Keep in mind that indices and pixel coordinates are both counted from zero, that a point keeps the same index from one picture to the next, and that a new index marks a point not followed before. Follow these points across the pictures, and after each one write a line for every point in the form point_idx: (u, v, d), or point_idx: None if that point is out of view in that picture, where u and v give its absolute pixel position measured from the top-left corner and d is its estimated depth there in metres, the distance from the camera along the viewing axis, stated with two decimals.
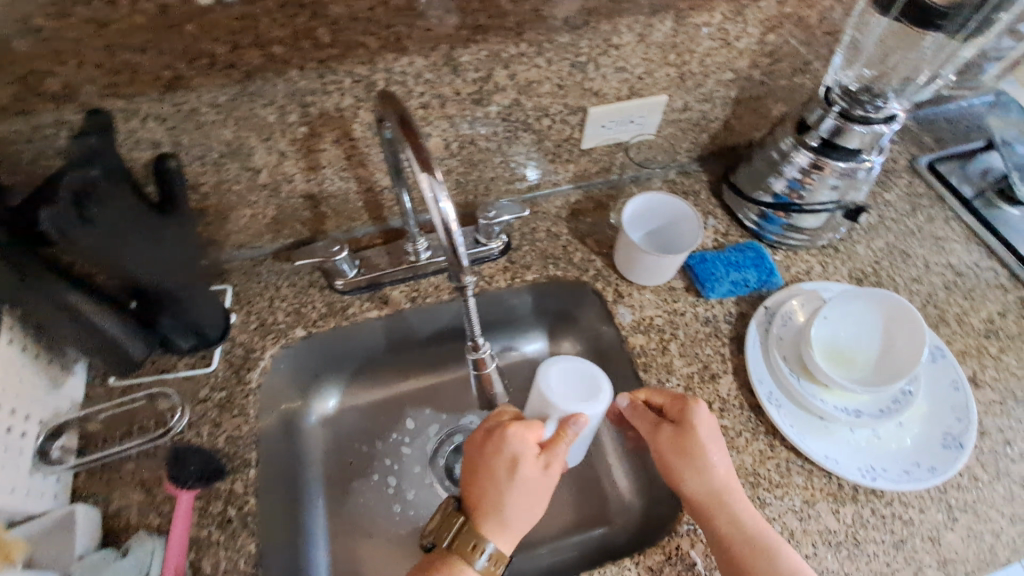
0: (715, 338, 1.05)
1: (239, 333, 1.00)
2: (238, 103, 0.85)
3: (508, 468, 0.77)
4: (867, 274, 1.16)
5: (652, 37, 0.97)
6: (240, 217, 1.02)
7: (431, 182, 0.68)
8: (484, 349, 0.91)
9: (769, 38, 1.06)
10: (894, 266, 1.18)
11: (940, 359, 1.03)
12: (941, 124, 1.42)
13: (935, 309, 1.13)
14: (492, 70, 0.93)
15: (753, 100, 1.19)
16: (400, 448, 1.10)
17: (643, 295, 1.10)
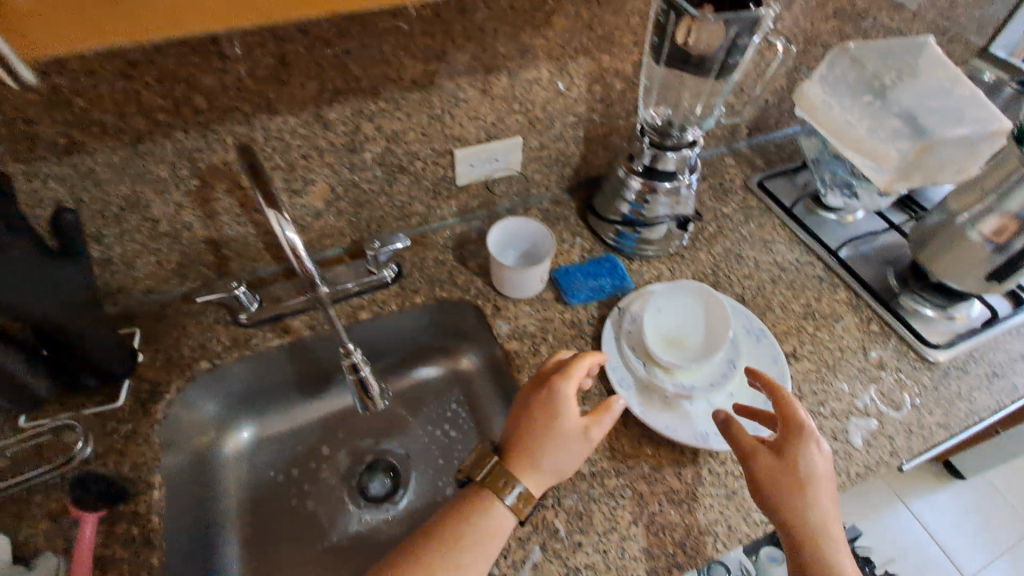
0: (577, 338, 0.84)
1: (254, 457, 0.88)
2: (133, 164, 0.67)
3: (551, 416, 0.66)
4: (755, 297, 0.91)
5: (496, 92, 0.80)
6: (146, 263, 0.80)
7: (275, 216, 0.55)
8: (356, 355, 0.68)
9: (599, 115, 0.93)
10: (790, 293, 0.92)
11: (779, 360, 0.81)
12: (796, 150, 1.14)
13: (838, 357, 0.86)
14: (360, 125, 0.75)
15: (604, 135, 0.98)
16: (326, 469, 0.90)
17: (519, 307, 0.87)
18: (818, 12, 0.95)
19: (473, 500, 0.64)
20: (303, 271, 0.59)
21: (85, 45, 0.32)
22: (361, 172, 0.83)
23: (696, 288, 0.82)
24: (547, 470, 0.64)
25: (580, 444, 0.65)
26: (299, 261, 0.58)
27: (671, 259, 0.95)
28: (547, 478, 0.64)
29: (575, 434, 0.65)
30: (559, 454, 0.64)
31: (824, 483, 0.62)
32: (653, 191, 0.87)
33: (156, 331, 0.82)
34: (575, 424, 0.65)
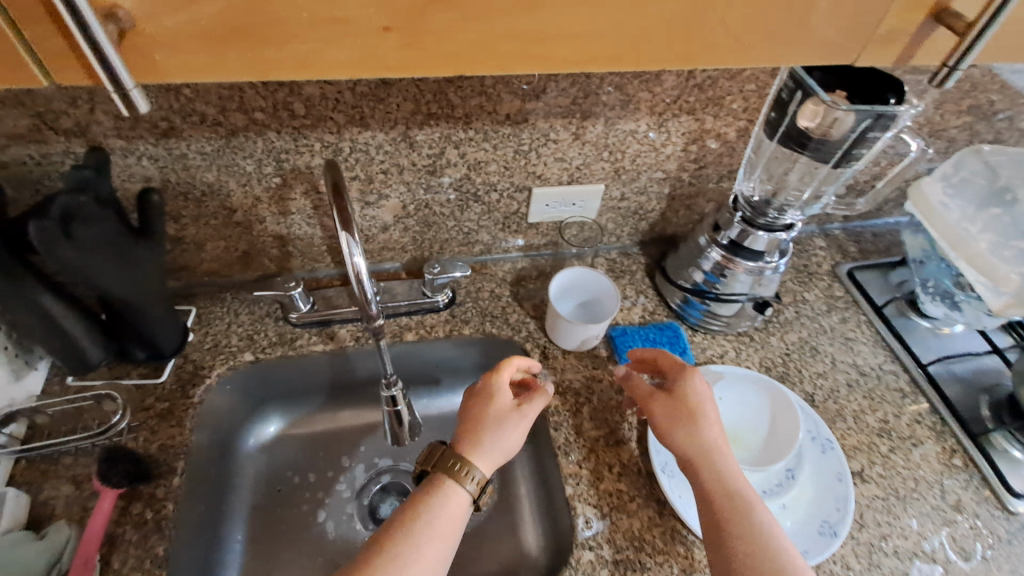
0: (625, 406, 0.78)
1: (274, 453, 0.86)
2: (223, 154, 0.69)
3: (494, 403, 0.68)
4: (824, 400, 0.83)
5: (586, 138, 0.77)
6: (215, 248, 0.81)
7: (346, 236, 0.49)
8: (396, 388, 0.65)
9: (687, 176, 0.89)
10: (865, 403, 0.84)
11: (842, 480, 0.73)
12: (893, 245, 1.06)
13: (914, 486, 0.76)
14: (444, 150, 0.74)
15: (688, 197, 0.93)
16: (340, 481, 0.88)
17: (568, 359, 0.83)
18: (949, 105, 0.87)
19: (429, 486, 0.62)
20: (362, 296, 0.53)
21: (206, 75, 0.36)
22: (435, 195, 0.81)
23: (766, 382, 0.73)
24: (491, 450, 0.65)
25: (516, 422, 0.67)
26: (358, 285, 0.52)
27: (739, 339, 0.88)
28: (495, 460, 0.65)
29: (507, 409, 0.68)
30: (498, 435, 0.66)
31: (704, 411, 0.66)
32: (731, 267, 0.80)
33: (210, 314, 0.83)
34: (508, 406, 0.68)
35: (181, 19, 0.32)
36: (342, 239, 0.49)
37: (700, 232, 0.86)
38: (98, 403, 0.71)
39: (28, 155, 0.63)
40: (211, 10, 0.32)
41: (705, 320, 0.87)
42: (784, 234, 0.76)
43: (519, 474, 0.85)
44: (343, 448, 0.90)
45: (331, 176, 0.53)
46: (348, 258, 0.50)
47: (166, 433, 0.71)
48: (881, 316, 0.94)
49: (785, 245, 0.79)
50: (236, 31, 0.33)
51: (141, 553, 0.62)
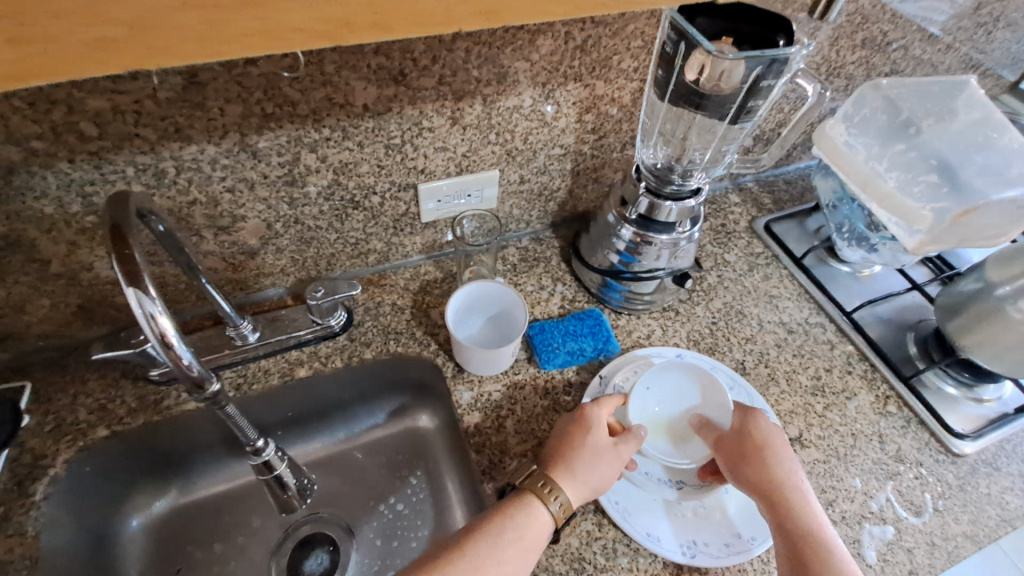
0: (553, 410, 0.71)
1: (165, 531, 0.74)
2: (4, 197, 0.54)
3: (597, 436, 0.61)
4: (757, 365, 0.80)
5: (465, 121, 0.68)
6: (37, 307, 0.66)
7: (134, 293, 0.39)
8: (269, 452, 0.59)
9: (588, 148, 0.81)
10: (796, 361, 0.81)
11: None
12: (808, 191, 1.03)
13: (852, 441, 0.74)
14: (299, 155, 0.63)
15: (594, 170, 0.86)
16: (250, 546, 0.75)
17: None
18: (843, 41, 0.84)
19: (512, 500, 0.57)
20: (178, 368, 0.42)
21: None
22: (302, 208, 0.70)
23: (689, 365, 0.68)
24: (582, 480, 0.58)
25: (609, 461, 0.60)
26: (169, 351, 0.41)
27: (664, 315, 0.83)
28: (581, 493, 0.58)
29: (603, 442, 0.61)
30: (592, 468, 0.59)
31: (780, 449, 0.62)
32: (645, 243, 0.74)
33: (50, 387, 0.69)
34: (606, 444, 0.60)
35: None
36: (127, 297, 0.38)
37: (607, 208, 0.79)
38: None
39: None
40: None
41: (627, 301, 0.81)
42: (693, 200, 0.70)
43: (452, 500, 0.77)
44: (250, 507, 0.77)
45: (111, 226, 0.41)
46: (145, 321, 0.39)
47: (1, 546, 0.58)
48: (803, 267, 0.91)
49: (697, 212, 0.73)
50: None
51: None
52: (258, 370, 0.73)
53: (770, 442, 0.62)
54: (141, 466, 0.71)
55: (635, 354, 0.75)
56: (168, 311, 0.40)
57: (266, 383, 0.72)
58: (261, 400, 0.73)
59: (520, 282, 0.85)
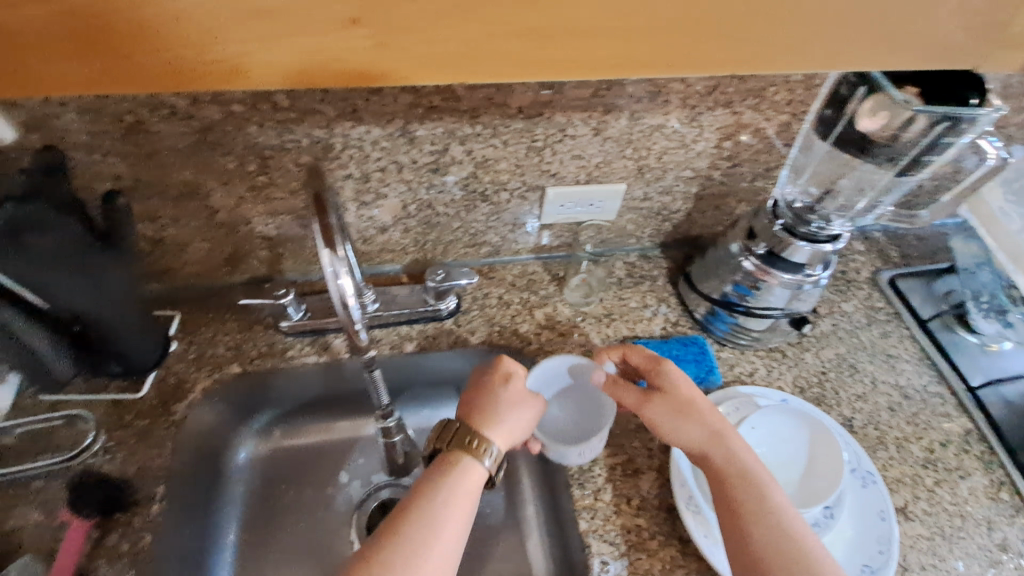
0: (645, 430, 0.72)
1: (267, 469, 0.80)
2: (200, 151, 0.61)
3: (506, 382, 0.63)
4: (862, 423, 0.76)
5: (608, 133, 0.69)
6: (196, 249, 0.74)
7: (329, 254, 0.42)
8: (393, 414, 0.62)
9: (717, 175, 0.80)
10: (906, 428, 0.76)
11: (883, 522, 0.66)
12: (938, 249, 0.97)
13: (962, 525, 0.69)
14: (448, 146, 0.66)
15: (717, 198, 0.84)
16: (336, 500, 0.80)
17: None
18: (1013, 100, 0.78)
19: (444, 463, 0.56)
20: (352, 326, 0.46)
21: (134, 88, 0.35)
22: (436, 194, 0.73)
23: (804, 413, 0.65)
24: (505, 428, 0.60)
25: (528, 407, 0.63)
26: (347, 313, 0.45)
27: (769, 355, 0.81)
28: (465, 499, 0.54)
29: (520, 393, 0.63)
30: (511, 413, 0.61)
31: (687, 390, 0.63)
32: (768, 279, 0.72)
33: (194, 321, 0.77)
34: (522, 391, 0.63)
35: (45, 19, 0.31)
36: (323, 256, 0.41)
37: (730, 239, 0.77)
38: (71, 422, 0.66)
39: None
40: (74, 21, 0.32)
41: (732, 334, 0.80)
42: (829, 246, 0.68)
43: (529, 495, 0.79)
44: (340, 464, 0.83)
45: (314, 187, 0.45)
46: (331, 279, 0.42)
47: (145, 455, 0.65)
48: (925, 329, 0.86)
49: (827, 259, 0.71)
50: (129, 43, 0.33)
51: None
52: (372, 338, 0.78)
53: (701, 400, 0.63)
54: (256, 402, 0.78)
55: (737, 391, 0.74)
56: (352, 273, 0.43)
57: (378, 352, 0.77)
58: (371, 366, 0.78)
59: (624, 297, 0.85)
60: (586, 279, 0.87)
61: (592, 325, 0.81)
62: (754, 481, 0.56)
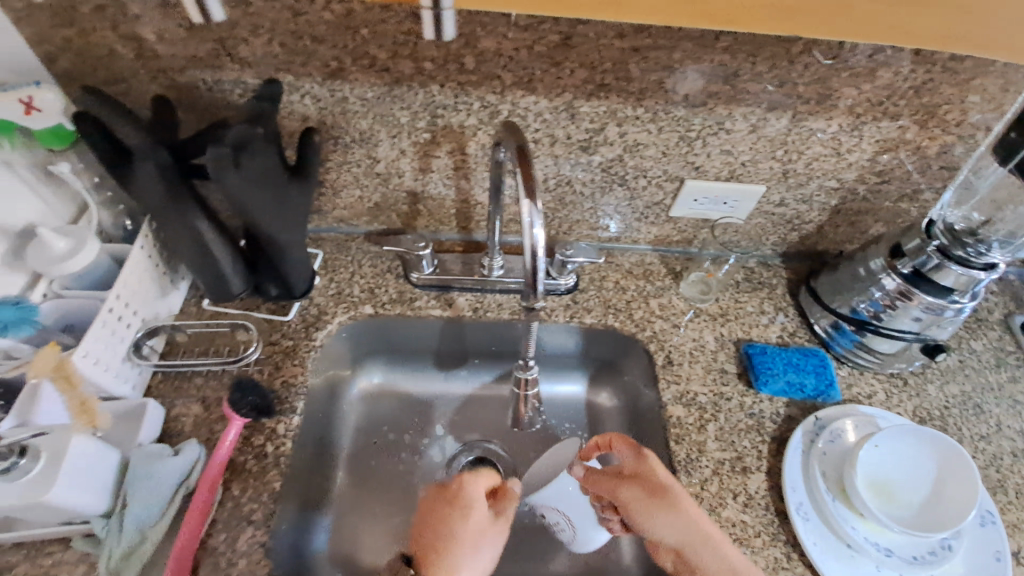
0: (755, 432, 0.72)
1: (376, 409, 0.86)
2: (383, 103, 0.66)
3: (465, 513, 0.58)
4: (988, 466, 0.72)
5: (764, 132, 0.69)
6: (348, 195, 0.80)
7: (529, 204, 0.48)
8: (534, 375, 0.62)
9: (861, 190, 0.78)
10: None
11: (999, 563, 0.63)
12: None
13: None
14: (606, 126, 0.69)
15: (855, 213, 0.82)
16: (434, 447, 0.85)
17: (696, 370, 0.77)
18: None
19: None
20: (530, 275, 0.50)
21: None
22: (579, 172, 0.76)
23: (938, 439, 0.64)
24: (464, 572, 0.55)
25: (495, 536, 0.58)
26: (533, 260, 0.49)
27: (889, 381, 0.79)
28: None
29: (481, 525, 0.58)
30: (472, 547, 0.56)
31: (670, 486, 0.58)
32: (907, 300, 0.71)
33: (335, 261, 0.83)
34: (484, 521, 0.58)
35: None
36: (526, 206, 0.47)
37: (869, 256, 0.76)
38: (233, 331, 0.73)
39: (202, 80, 0.63)
40: None
41: (854, 352, 0.79)
42: (985, 273, 0.66)
43: None
44: (440, 414, 0.87)
45: (516, 143, 0.51)
46: (528, 227, 0.47)
47: (289, 372, 0.71)
48: None
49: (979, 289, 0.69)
50: None
51: (260, 486, 0.62)
52: (493, 302, 0.82)
53: (682, 498, 0.58)
54: (379, 342, 0.85)
55: (856, 408, 0.73)
56: (544, 224, 0.48)
57: (497, 316, 0.81)
58: (489, 327, 0.82)
59: (740, 301, 0.84)
60: (705, 279, 0.86)
61: (706, 323, 0.82)
62: (716, 553, 0.56)
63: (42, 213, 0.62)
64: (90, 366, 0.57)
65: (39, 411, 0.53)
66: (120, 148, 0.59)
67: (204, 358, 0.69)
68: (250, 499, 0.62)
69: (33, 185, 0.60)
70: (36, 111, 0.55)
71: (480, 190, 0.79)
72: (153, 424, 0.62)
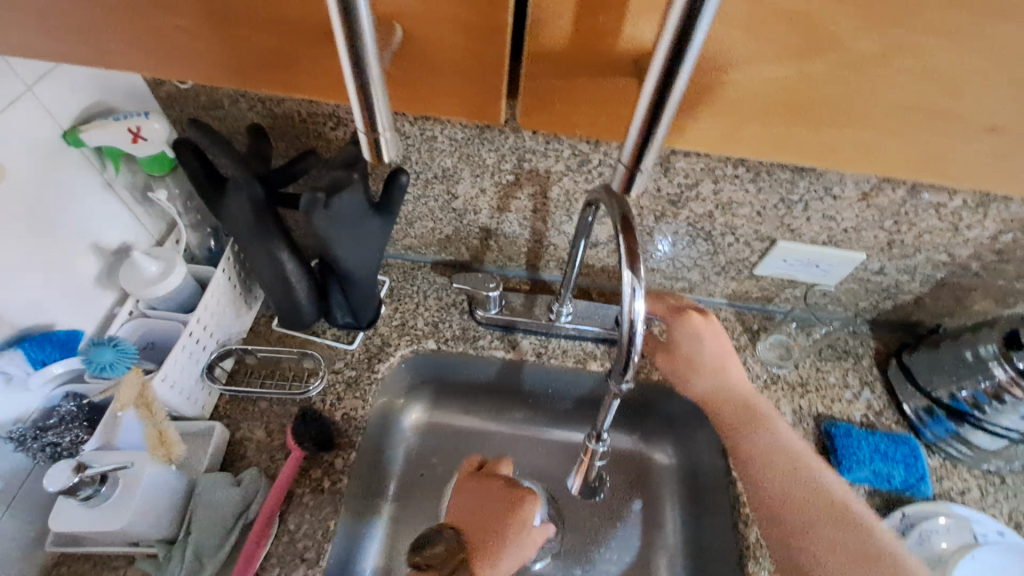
0: None
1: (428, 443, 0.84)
2: (471, 144, 0.65)
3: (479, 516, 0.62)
4: None
5: (875, 200, 0.63)
6: (420, 227, 0.79)
7: (631, 278, 0.47)
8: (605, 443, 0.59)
9: (974, 267, 0.71)
10: None
11: None
12: None
13: None
14: (700, 183, 0.65)
15: (962, 289, 0.75)
16: None
17: None
18: None
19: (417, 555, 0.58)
20: (622, 350, 0.49)
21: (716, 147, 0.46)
22: (664, 224, 0.72)
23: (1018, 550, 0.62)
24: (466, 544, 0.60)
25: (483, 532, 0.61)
26: (627, 336, 0.48)
27: (984, 477, 0.72)
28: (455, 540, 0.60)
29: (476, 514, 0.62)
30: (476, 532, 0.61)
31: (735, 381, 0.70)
32: (1017, 395, 0.64)
33: (402, 290, 0.82)
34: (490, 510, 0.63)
35: (712, 117, 0.44)
36: (627, 278, 0.46)
37: (979, 339, 0.69)
38: (300, 358, 0.73)
39: (297, 112, 0.63)
40: (731, 114, 0.43)
41: (946, 442, 0.72)
42: None
43: (673, 543, 0.77)
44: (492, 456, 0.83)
45: (619, 208, 0.49)
46: (629, 300, 0.47)
47: (350, 404, 0.70)
48: None
49: None
50: (783, 107, 0.42)
51: (315, 522, 0.62)
52: (558, 347, 0.79)
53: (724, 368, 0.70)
54: (436, 374, 0.82)
55: (949, 507, 0.67)
56: (645, 298, 0.47)
57: (561, 362, 0.78)
58: (551, 372, 0.79)
59: (823, 370, 0.79)
60: (787, 343, 0.81)
61: (785, 392, 0.76)
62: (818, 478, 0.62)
63: (135, 231, 0.64)
64: (167, 390, 0.58)
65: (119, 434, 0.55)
66: (213, 177, 0.59)
67: (270, 383, 0.70)
68: (303, 538, 0.61)
69: (130, 205, 0.62)
70: (141, 139, 0.56)
71: (555, 232, 0.76)
72: (212, 451, 0.62)
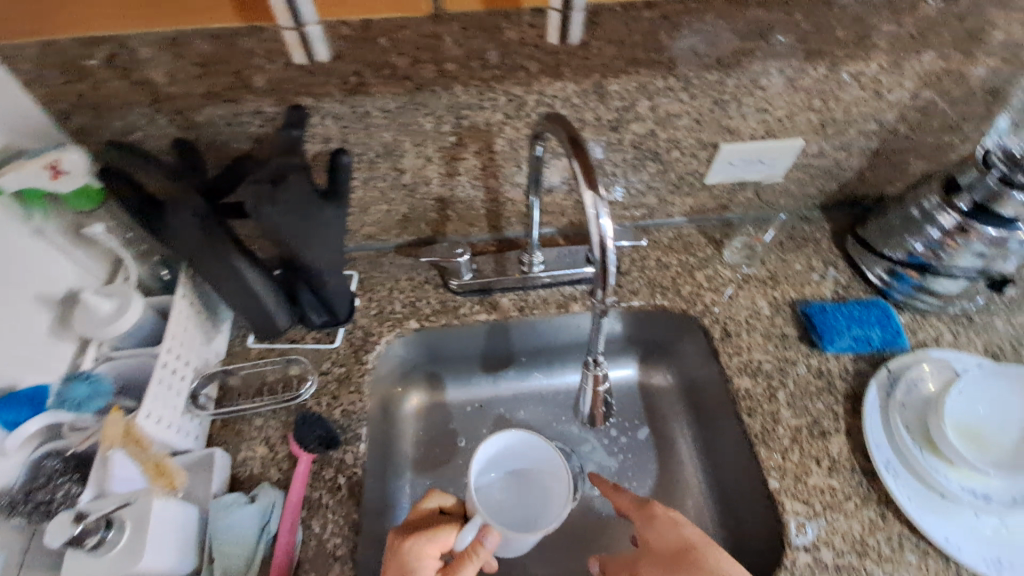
0: (827, 392, 0.70)
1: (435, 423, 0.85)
2: (405, 112, 0.64)
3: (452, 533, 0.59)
4: None
5: (800, 82, 0.66)
6: (375, 212, 0.78)
7: (593, 197, 0.48)
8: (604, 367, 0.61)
9: (903, 129, 0.75)
10: None
11: None
12: None
13: None
14: (636, 103, 0.66)
15: (897, 154, 0.79)
16: None
17: (756, 337, 0.75)
18: None
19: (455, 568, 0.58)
20: (601, 269, 0.50)
21: None
22: (611, 153, 0.73)
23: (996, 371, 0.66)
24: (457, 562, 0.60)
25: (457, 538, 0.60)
26: (602, 254, 0.49)
27: (953, 321, 0.77)
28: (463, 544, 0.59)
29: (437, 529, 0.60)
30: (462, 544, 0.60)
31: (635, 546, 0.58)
32: (966, 235, 0.68)
33: (372, 279, 0.81)
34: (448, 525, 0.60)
35: None
36: (588, 198, 0.47)
37: (921, 195, 0.73)
38: (284, 367, 0.71)
39: (219, 116, 0.61)
40: None
41: (912, 297, 0.77)
42: None
43: (690, 456, 0.80)
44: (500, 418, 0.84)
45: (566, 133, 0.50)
46: (594, 219, 0.48)
47: (347, 399, 0.69)
48: None
49: None
50: None
51: (340, 519, 0.61)
52: (538, 298, 0.80)
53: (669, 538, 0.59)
54: (426, 355, 0.82)
55: (927, 354, 0.71)
56: (610, 215, 0.48)
57: (544, 311, 0.79)
58: (536, 323, 0.80)
59: (788, 260, 0.82)
60: (750, 243, 0.84)
61: (758, 288, 0.79)
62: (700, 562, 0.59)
63: (80, 275, 0.61)
64: (157, 425, 0.56)
65: (116, 478, 0.53)
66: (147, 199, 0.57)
67: (261, 398, 0.68)
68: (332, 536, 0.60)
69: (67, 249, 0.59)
70: (63, 173, 0.53)
71: (509, 186, 0.76)
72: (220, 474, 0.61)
